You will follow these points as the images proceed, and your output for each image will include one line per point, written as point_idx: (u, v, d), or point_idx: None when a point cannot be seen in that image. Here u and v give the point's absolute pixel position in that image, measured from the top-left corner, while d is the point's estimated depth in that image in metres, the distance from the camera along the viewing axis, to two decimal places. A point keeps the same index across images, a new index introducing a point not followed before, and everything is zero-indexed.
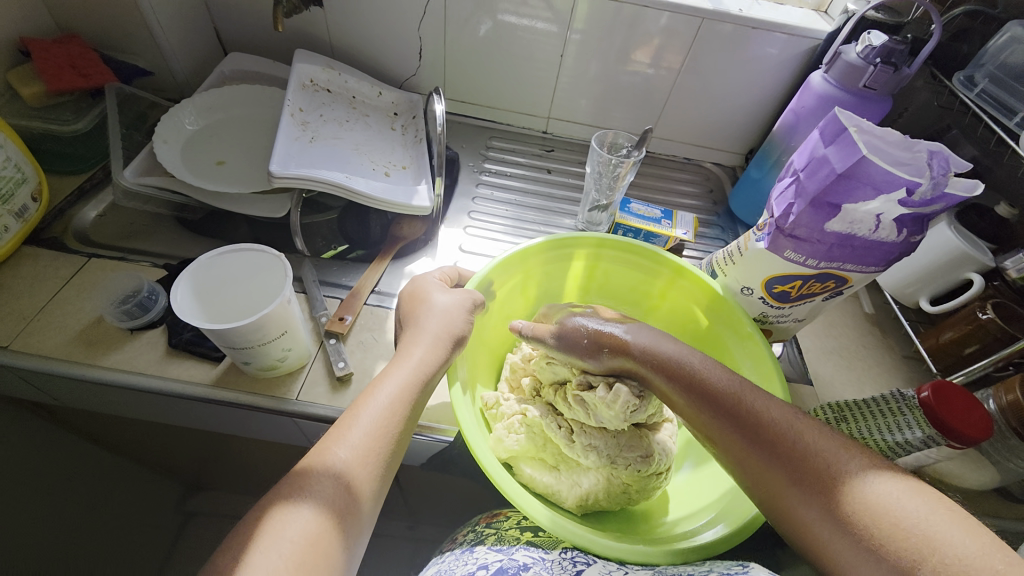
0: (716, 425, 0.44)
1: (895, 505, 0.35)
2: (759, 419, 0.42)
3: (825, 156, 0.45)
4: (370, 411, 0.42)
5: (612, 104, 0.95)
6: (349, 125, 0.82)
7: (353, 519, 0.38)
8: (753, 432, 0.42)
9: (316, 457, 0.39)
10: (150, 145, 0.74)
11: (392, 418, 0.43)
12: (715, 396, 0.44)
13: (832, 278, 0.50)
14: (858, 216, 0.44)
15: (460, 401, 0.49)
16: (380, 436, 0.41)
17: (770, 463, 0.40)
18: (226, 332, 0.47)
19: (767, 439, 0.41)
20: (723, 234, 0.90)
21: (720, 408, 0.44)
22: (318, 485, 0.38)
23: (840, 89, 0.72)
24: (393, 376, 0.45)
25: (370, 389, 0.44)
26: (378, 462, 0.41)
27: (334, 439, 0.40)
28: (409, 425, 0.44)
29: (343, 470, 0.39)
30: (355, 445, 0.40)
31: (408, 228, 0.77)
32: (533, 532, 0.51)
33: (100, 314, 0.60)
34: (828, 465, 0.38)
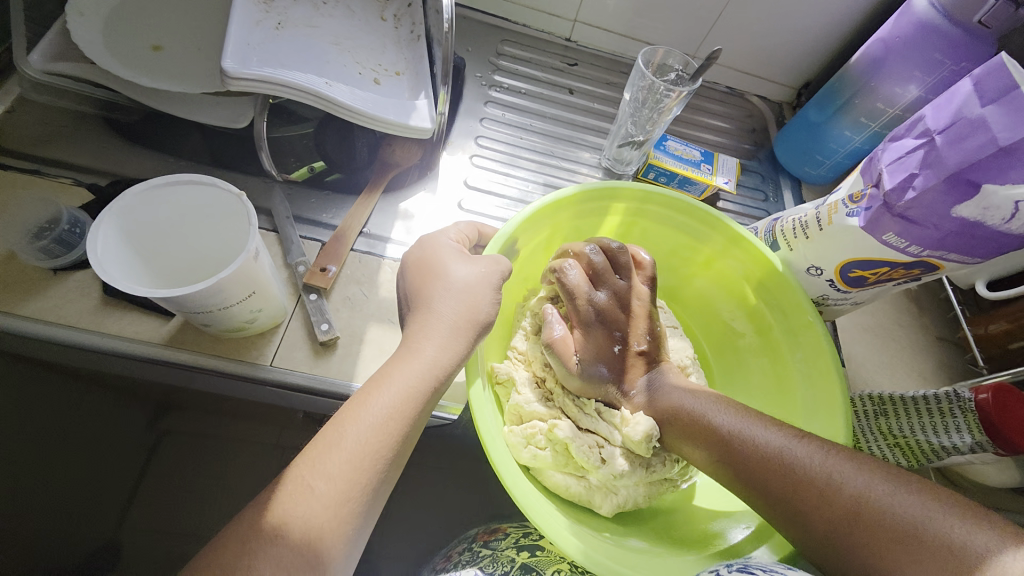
0: (779, 507, 0.37)
1: None
2: (835, 499, 0.35)
3: (983, 118, 0.34)
4: (358, 429, 0.34)
5: (653, 11, 0.77)
6: (327, 10, 0.64)
7: (329, 569, 0.32)
8: (804, 504, 0.36)
9: (286, 492, 0.32)
10: (60, 17, 0.55)
11: (388, 437, 0.34)
12: (774, 478, 0.37)
13: (921, 266, 0.42)
14: (994, 201, 0.34)
15: (481, 399, 0.41)
16: (370, 460, 0.33)
17: (865, 559, 0.33)
18: (176, 299, 0.36)
19: (859, 527, 0.33)
20: (764, 184, 0.79)
21: (787, 494, 0.37)
22: (286, 534, 0.30)
23: (947, 18, 0.57)
24: (392, 380, 0.36)
25: (364, 393, 0.35)
26: (363, 494, 0.33)
27: (311, 466, 0.33)
28: (409, 438, 0.36)
29: (319, 510, 0.32)
30: (334, 475, 0.32)
31: (401, 153, 0.63)
32: (530, 552, 0.50)
33: (10, 248, 0.47)
34: (931, 536, 0.31)
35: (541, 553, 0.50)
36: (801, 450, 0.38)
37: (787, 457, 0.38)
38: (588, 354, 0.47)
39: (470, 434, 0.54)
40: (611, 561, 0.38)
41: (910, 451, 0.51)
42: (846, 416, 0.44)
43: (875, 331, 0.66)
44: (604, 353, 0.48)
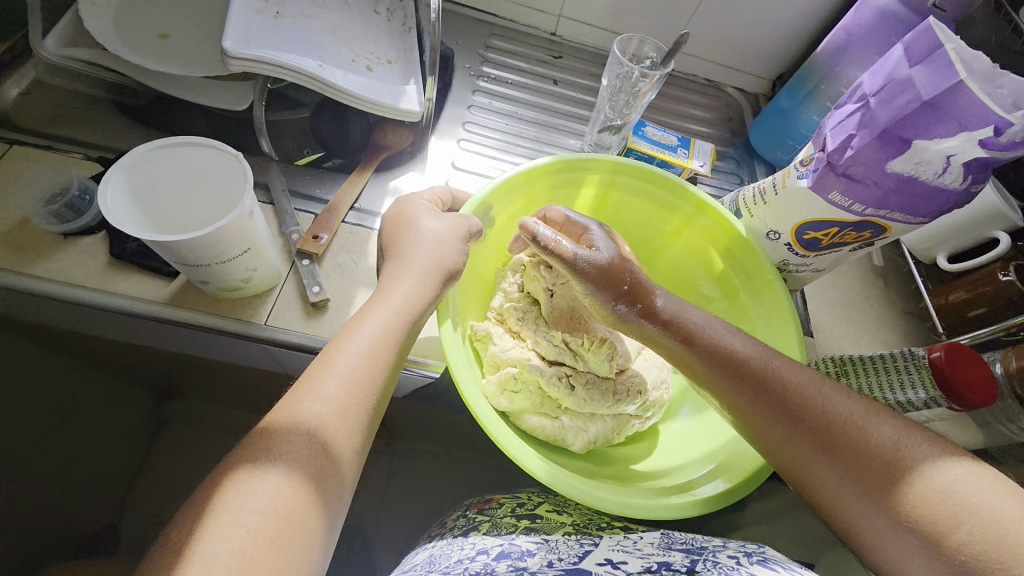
0: (762, 412, 0.41)
1: (956, 489, 0.34)
2: (815, 411, 0.40)
3: (909, 79, 0.38)
4: (347, 357, 0.37)
5: (634, 6, 0.81)
6: (323, 2, 0.68)
7: (332, 481, 0.34)
8: (783, 408, 0.41)
9: (285, 410, 0.35)
10: (73, 6, 0.59)
11: (374, 364, 0.37)
12: (767, 388, 0.42)
13: (871, 228, 0.45)
14: (926, 156, 0.38)
15: (452, 339, 0.45)
16: (360, 384, 0.36)
17: (825, 461, 0.39)
18: (174, 245, 0.39)
19: (828, 436, 0.39)
20: (740, 169, 0.83)
21: (774, 403, 0.41)
22: (293, 442, 0.33)
23: (905, 5, 0.61)
24: (372, 315, 0.39)
25: (348, 329, 0.39)
26: (358, 416, 0.36)
27: (305, 388, 0.35)
28: (395, 369, 0.39)
29: (320, 423, 0.34)
30: (331, 397, 0.35)
31: (392, 136, 0.67)
32: (530, 519, 0.49)
33: (25, 214, 0.50)
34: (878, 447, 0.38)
35: (542, 520, 0.49)
36: (789, 370, 0.42)
37: (780, 374, 0.42)
38: (605, 270, 0.46)
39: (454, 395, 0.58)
40: (579, 484, 0.41)
41: None
42: (802, 365, 0.48)
43: (843, 304, 0.69)
44: (612, 268, 0.46)
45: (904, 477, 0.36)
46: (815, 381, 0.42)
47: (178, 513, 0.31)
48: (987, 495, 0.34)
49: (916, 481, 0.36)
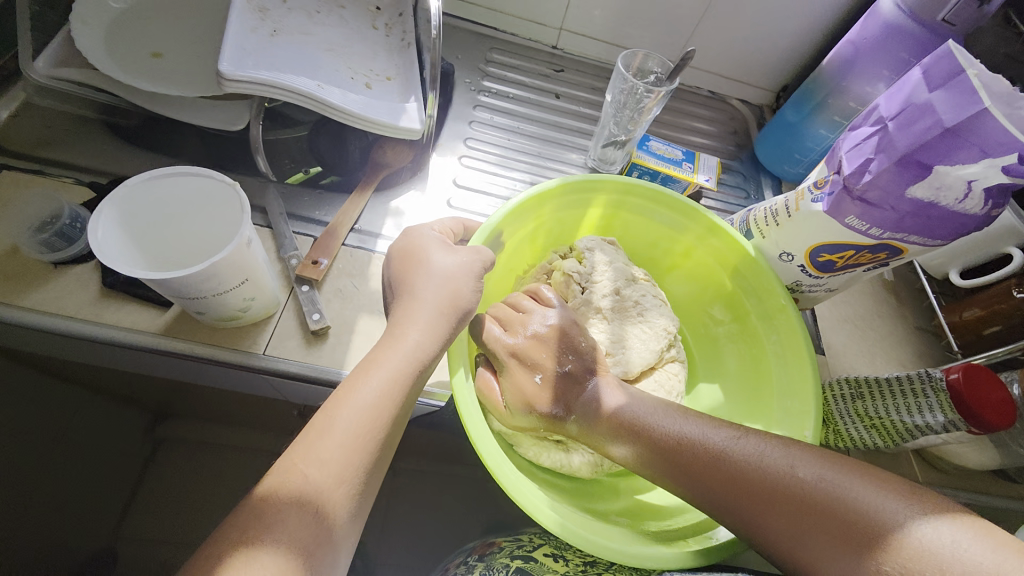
0: (713, 498, 0.39)
1: (934, 542, 0.32)
2: (766, 484, 0.38)
3: (930, 103, 0.36)
4: (349, 414, 0.35)
5: (635, 19, 0.80)
6: (321, 18, 0.67)
7: (328, 548, 0.33)
8: (735, 491, 0.38)
9: (282, 474, 0.33)
10: (65, 26, 0.58)
11: (375, 421, 0.36)
12: (714, 468, 0.40)
13: (887, 250, 0.44)
14: (947, 181, 0.37)
15: (464, 387, 0.43)
16: (360, 444, 0.35)
17: (790, 534, 0.36)
18: (169, 282, 0.38)
19: (786, 507, 0.37)
20: (745, 182, 0.82)
21: (720, 484, 0.39)
22: (286, 511, 0.32)
23: (912, 19, 0.60)
24: (380, 367, 0.37)
25: (349, 383, 0.37)
26: (356, 477, 0.34)
27: (305, 449, 0.34)
28: (397, 423, 0.38)
29: (316, 488, 0.33)
30: (327, 461, 0.34)
31: (393, 153, 0.65)
32: (525, 559, 0.47)
33: (14, 242, 0.49)
34: (846, 511, 0.35)
35: (536, 560, 0.46)
36: (733, 444, 0.40)
37: (721, 452, 0.40)
38: (534, 398, 0.46)
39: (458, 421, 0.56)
40: (593, 536, 0.39)
41: (886, 431, 0.53)
42: (818, 393, 0.47)
43: (854, 321, 0.68)
44: (541, 394, 0.46)
45: (874, 536, 0.33)
46: (760, 448, 0.40)
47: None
48: (969, 543, 0.31)
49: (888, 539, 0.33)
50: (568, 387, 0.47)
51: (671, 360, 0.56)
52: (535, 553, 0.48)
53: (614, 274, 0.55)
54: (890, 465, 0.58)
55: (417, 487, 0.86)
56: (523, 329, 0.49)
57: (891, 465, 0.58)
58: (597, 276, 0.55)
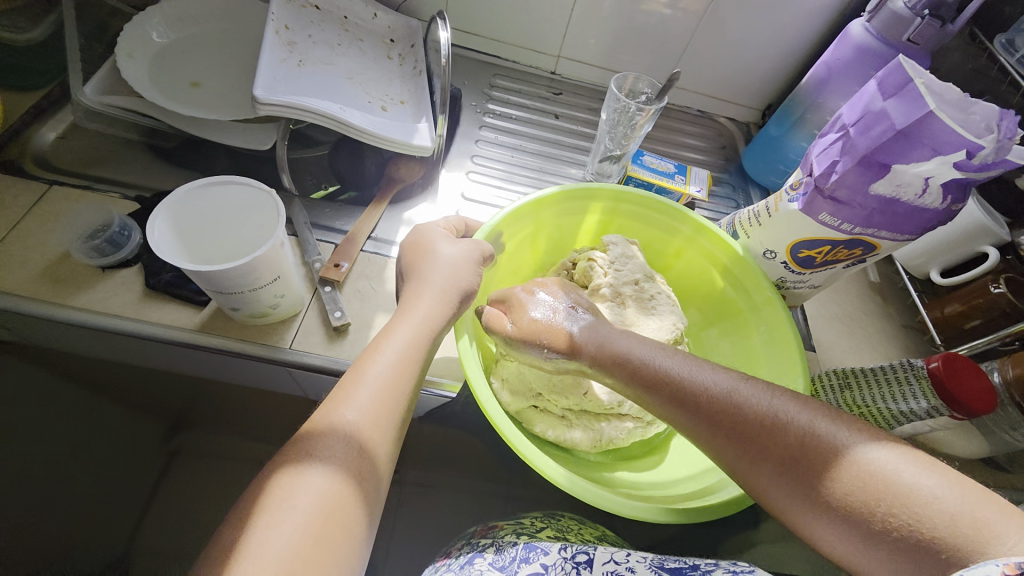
0: (693, 428, 0.41)
1: (891, 474, 0.33)
2: (744, 416, 0.39)
3: (884, 110, 0.41)
4: (377, 369, 0.39)
5: (628, 46, 0.87)
6: (342, 50, 0.74)
7: (368, 484, 0.36)
8: (719, 419, 0.40)
9: (322, 419, 0.37)
10: (113, 59, 0.64)
11: (401, 375, 0.40)
12: (698, 402, 0.41)
13: (861, 245, 0.48)
14: (906, 179, 0.41)
15: (468, 353, 0.47)
16: (390, 394, 0.39)
17: (758, 462, 0.38)
18: (213, 276, 0.42)
19: (757, 438, 0.38)
20: (735, 193, 0.86)
21: (702, 416, 0.41)
22: (331, 447, 0.35)
23: (880, 41, 0.66)
24: (398, 331, 0.42)
25: (375, 344, 0.41)
26: (389, 424, 0.38)
27: (340, 398, 0.38)
28: (419, 381, 0.42)
29: (355, 430, 0.36)
30: (363, 407, 0.37)
31: (405, 170, 0.71)
32: (530, 536, 0.50)
33: (67, 249, 0.54)
34: (815, 444, 0.36)
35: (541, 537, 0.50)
36: (721, 377, 0.42)
37: (706, 389, 0.42)
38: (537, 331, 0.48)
39: (470, 414, 0.59)
40: (595, 490, 0.43)
41: (874, 419, 0.56)
42: (804, 376, 0.50)
43: (843, 319, 0.71)
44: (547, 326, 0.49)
45: (837, 468, 0.35)
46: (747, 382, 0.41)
47: (228, 517, 0.33)
48: (927, 479, 0.32)
49: (847, 472, 0.34)
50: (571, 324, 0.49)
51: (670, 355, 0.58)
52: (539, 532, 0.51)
53: (636, 268, 0.59)
54: None
55: (427, 492, 0.88)
56: (534, 286, 0.52)
57: None
58: (613, 265, 0.59)
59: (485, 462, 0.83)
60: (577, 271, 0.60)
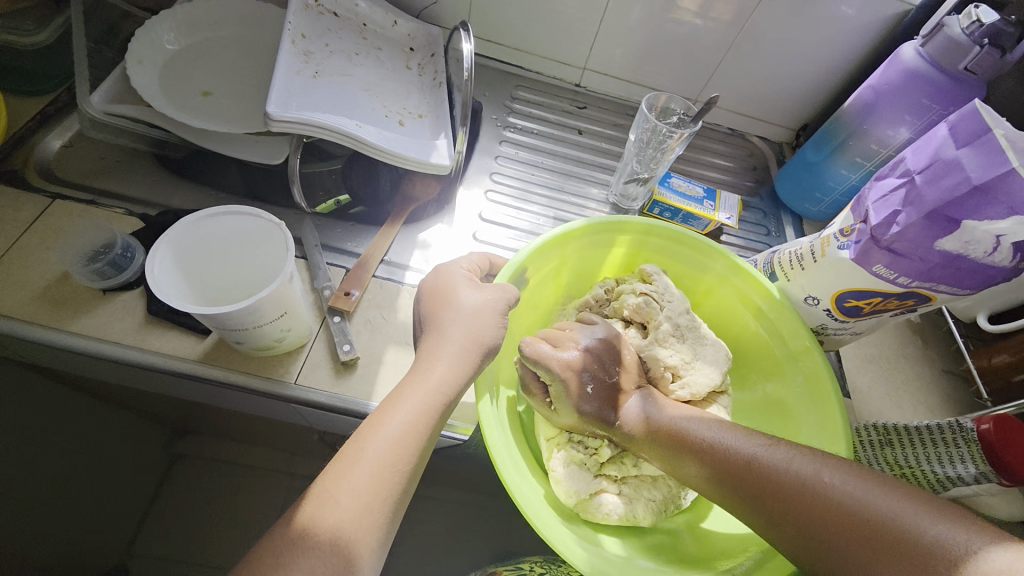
0: (759, 516, 0.39)
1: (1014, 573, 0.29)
2: (818, 502, 0.37)
3: (957, 160, 0.37)
4: (377, 445, 0.36)
5: (657, 60, 0.83)
6: (359, 60, 0.70)
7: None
8: (786, 510, 0.38)
9: (311, 506, 0.34)
10: (122, 65, 0.62)
11: (403, 452, 0.36)
12: (764, 486, 0.39)
13: (915, 297, 0.44)
14: (976, 236, 0.37)
15: (490, 417, 0.43)
16: (390, 472, 0.36)
17: (850, 557, 0.35)
18: (217, 316, 0.39)
19: (837, 529, 0.35)
20: (765, 220, 0.82)
21: (766, 503, 0.39)
22: (318, 541, 0.32)
23: (934, 68, 0.61)
24: (405, 400, 0.38)
25: (379, 414, 0.38)
26: (383, 508, 0.35)
27: (335, 479, 0.35)
28: (424, 457, 0.38)
29: (343, 520, 0.33)
30: (358, 489, 0.34)
31: (421, 187, 0.68)
32: None
33: (67, 269, 0.51)
34: (916, 540, 0.33)
35: None
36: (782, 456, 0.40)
37: (816, 486, 0.37)
38: (570, 387, 0.46)
39: (481, 454, 0.56)
40: None
41: (915, 482, 0.52)
42: (847, 438, 0.46)
43: (878, 362, 0.67)
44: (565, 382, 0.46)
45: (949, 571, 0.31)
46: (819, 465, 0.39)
47: None
48: None
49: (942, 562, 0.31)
50: (615, 395, 0.48)
51: (676, 399, 0.51)
52: None
53: (666, 310, 0.53)
54: None
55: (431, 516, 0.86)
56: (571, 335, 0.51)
57: None
58: (665, 297, 0.54)
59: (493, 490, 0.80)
60: (628, 309, 0.54)
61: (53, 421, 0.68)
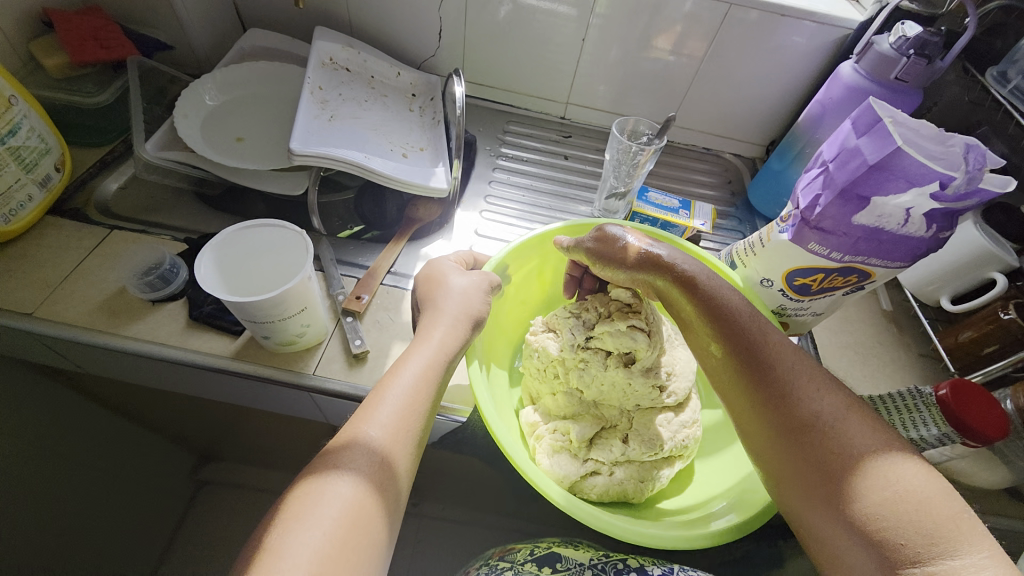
0: (752, 407, 0.45)
1: (904, 487, 0.37)
2: (803, 403, 0.43)
3: (857, 147, 0.44)
4: (396, 390, 0.43)
5: (632, 92, 0.94)
6: (368, 105, 0.82)
7: (390, 492, 0.39)
8: (770, 377, 0.45)
9: (347, 433, 0.40)
10: (170, 119, 0.74)
11: (418, 395, 0.43)
12: (766, 372, 0.45)
13: (855, 273, 0.50)
14: (887, 210, 0.44)
15: (478, 378, 0.51)
16: (410, 411, 0.42)
17: (793, 430, 0.43)
18: (247, 305, 0.47)
19: (791, 410, 0.43)
20: (741, 225, 0.89)
21: (760, 378, 0.45)
22: (355, 459, 0.39)
23: (869, 80, 0.69)
24: (416, 355, 0.46)
25: (394, 369, 0.45)
26: (408, 438, 0.41)
27: (365, 414, 0.41)
28: (434, 404, 0.45)
29: (377, 445, 0.40)
30: (385, 422, 0.41)
31: (423, 210, 0.77)
32: (552, 567, 0.50)
33: (123, 285, 0.61)
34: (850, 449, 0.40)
35: (563, 567, 0.50)
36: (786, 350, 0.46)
37: (793, 376, 0.45)
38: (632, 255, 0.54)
39: (481, 439, 0.61)
40: (595, 510, 0.44)
41: None
42: None
43: (853, 348, 0.71)
44: (621, 246, 0.54)
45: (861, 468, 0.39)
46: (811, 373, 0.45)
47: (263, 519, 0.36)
48: (937, 506, 0.36)
49: (865, 481, 0.38)
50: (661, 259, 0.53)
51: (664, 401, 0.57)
52: (561, 555, 0.52)
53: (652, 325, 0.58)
54: None
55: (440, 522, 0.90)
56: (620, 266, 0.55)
57: None
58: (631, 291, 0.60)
59: (499, 490, 0.84)
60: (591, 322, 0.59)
61: (95, 432, 0.75)
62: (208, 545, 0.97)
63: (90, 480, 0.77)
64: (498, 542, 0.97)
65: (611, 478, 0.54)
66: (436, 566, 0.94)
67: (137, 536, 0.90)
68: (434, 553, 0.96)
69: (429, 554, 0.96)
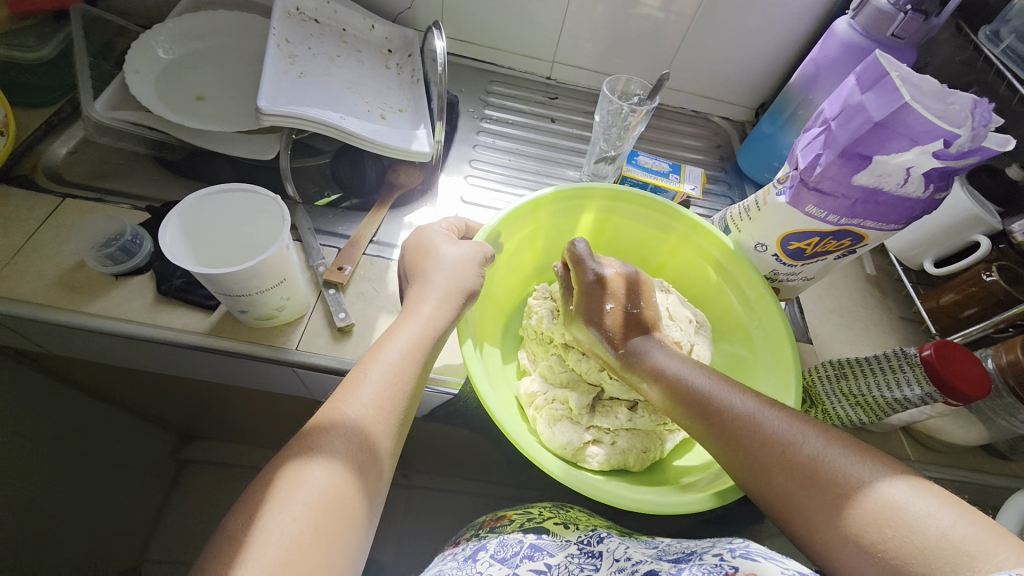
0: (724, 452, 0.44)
1: (893, 505, 0.35)
2: (762, 445, 0.42)
3: (862, 103, 0.43)
4: (380, 368, 0.41)
5: (621, 50, 0.89)
6: (341, 61, 0.76)
7: (372, 473, 0.38)
8: (724, 426, 0.44)
9: (326, 414, 0.38)
10: (121, 75, 0.67)
11: (403, 375, 0.41)
12: (718, 420, 0.44)
13: (849, 236, 0.49)
14: (887, 169, 0.43)
15: (471, 354, 0.49)
16: (395, 390, 0.40)
17: (773, 480, 0.40)
18: (221, 278, 0.44)
19: (758, 455, 0.42)
20: (730, 191, 0.88)
21: (716, 429, 0.44)
22: (334, 439, 0.37)
23: (866, 37, 0.67)
24: (401, 332, 0.43)
25: (378, 345, 0.43)
26: (392, 419, 0.40)
27: (346, 395, 0.39)
28: (422, 380, 0.43)
29: (358, 425, 0.38)
30: (367, 401, 0.39)
31: (404, 175, 0.72)
32: (538, 533, 0.51)
33: (81, 258, 0.56)
34: (831, 474, 0.38)
35: (549, 533, 0.51)
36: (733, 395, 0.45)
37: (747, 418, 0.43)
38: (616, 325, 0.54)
39: (473, 411, 0.61)
40: (594, 480, 0.44)
41: (869, 407, 0.55)
42: (795, 365, 0.53)
43: (838, 312, 0.72)
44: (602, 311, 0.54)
45: (843, 494, 0.37)
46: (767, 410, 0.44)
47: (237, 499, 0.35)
48: (938, 517, 0.34)
49: (884, 512, 0.35)
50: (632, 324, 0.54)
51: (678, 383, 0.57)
52: (549, 525, 0.52)
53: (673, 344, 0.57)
54: (880, 444, 0.61)
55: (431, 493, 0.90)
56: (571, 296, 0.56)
57: (882, 444, 0.61)
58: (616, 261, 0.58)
59: (490, 458, 0.84)
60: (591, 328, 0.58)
61: (65, 415, 0.72)
62: (196, 522, 0.96)
63: (64, 464, 0.74)
64: (489, 511, 0.98)
65: (615, 446, 0.55)
66: (428, 534, 0.96)
67: (118, 517, 0.88)
68: (425, 521, 0.97)
69: (420, 522, 0.97)
